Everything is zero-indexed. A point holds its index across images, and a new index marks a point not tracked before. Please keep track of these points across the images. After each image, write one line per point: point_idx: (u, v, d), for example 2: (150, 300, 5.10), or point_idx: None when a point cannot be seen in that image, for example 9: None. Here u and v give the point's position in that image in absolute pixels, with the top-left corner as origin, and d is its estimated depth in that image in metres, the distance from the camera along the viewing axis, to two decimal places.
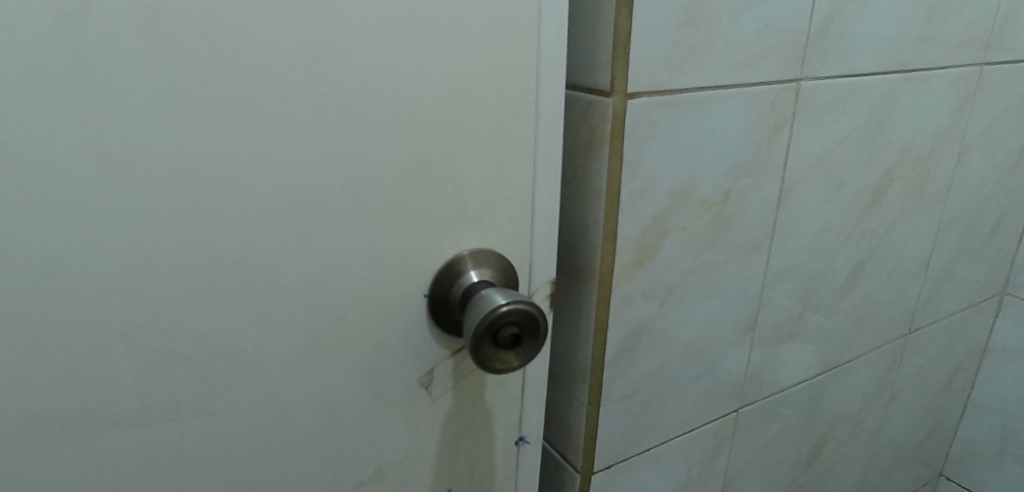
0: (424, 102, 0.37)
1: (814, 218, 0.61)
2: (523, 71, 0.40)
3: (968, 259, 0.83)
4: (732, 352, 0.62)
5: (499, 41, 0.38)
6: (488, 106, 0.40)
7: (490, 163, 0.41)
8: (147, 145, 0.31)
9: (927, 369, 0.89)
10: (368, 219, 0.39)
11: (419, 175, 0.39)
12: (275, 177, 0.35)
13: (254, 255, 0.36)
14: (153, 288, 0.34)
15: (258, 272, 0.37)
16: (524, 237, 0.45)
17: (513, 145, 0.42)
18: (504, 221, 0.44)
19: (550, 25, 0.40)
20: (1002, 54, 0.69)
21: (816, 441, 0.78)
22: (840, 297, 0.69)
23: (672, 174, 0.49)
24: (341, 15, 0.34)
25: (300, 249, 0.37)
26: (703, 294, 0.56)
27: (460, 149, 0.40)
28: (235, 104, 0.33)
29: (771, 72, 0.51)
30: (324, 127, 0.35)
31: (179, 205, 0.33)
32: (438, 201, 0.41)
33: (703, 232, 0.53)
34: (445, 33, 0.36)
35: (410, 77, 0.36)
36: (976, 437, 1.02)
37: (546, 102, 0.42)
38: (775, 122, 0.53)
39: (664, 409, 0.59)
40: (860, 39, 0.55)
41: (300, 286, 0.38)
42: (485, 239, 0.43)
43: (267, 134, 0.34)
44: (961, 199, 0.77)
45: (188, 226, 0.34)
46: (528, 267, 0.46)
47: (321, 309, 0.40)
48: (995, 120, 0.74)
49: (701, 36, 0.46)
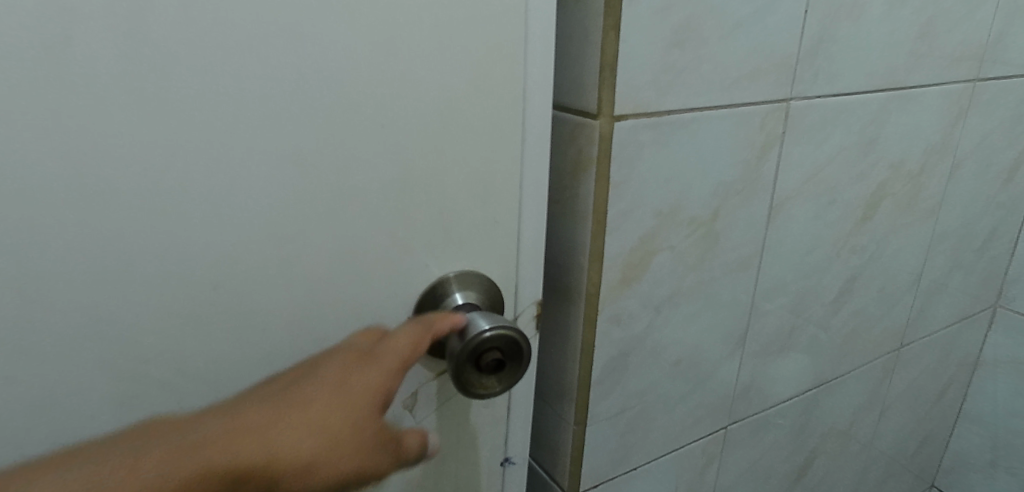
0: (407, 127, 0.37)
1: (804, 236, 0.61)
2: (510, 95, 0.40)
3: (960, 272, 0.83)
4: (721, 369, 0.61)
5: (485, 64, 0.38)
6: (473, 130, 0.39)
7: (475, 186, 0.41)
8: (126, 174, 0.31)
9: (918, 382, 0.89)
10: (351, 243, 0.38)
11: (403, 199, 0.39)
12: (255, 203, 0.35)
13: (234, 281, 0.36)
14: (130, 315, 0.34)
15: (237, 297, 0.36)
16: (510, 258, 0.45)
17: (497, 168, 0.41)
18: (490, 243, 0.44)
19: (537, 49, 0.39)
20: (994, 70, 0.69)
21: (807, 455, 0.78)
22: (831, 313, 0.69)
23: (659, 194, 0.49)
24: (323, 41, 0.33)
25: (280, 275, 0.37)
26: (691, 313, 0.56)
27: (444, 173, 0.39)
28: (215, 133, 0.32)
29: (760, 92, 0.51)
30: (304, 154, 0.35)
31: (159, 232, 0.33)
32: (422, 225, 0.40)
33: (691, 252, 0.53)
34: (428, 58, 0.36)
35: (393, 102, 0.36)
36: (967, 449, 1.02)
37: (533, 125, 0.42)
38: (765, 141, 0.53)
39: (652, 427, 0.59)
40: (851, 58, 0.55)
41: (283, 310, 0.38)
42: (470, 261, 0.43)
43: (247, 160, 0.34)
44: (953, 214, 0.77)
45: (167, 254, 0.34)
46: (514, 288, 0.46)
47: (304, 333, 0.39)
48: (987, 135, 0.74)
49: (689, 57, 0.45)
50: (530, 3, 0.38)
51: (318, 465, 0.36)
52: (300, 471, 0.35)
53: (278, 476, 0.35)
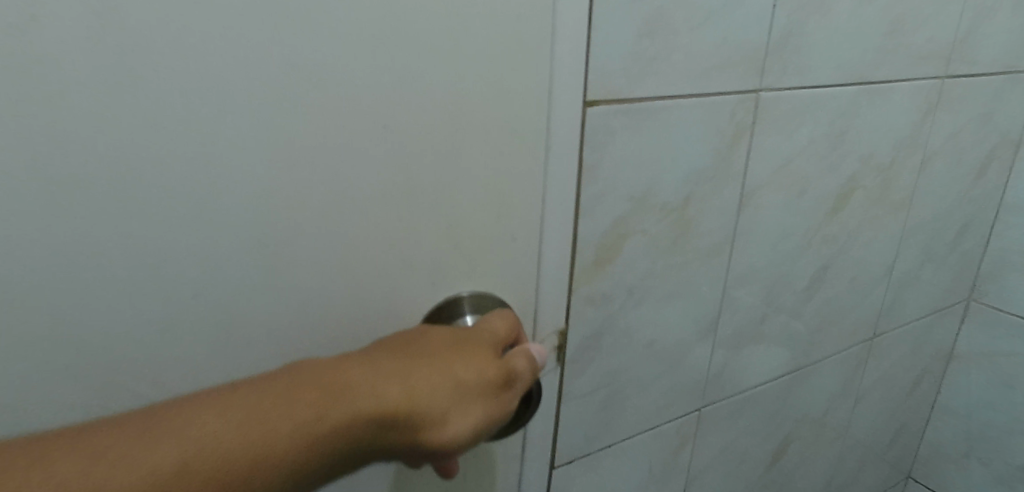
0: (410, 123, 0.38)
1: (775, 224, 0.63)
2: (529, 100, 0.42)
3: (932, 265, 0.86)
4: (693, 353, 0.64)
5: (503, 70, 0.40)
6: (484, 135, 0.41)
7: (485, 194, 0.43)
8: (108, 156, 0.31)
9: (892, 372, 0.91)
10: (350, 241, 0.39)
11: (403, 197, 0.40)
12: (258, 197, 0.35)
13: (222, 283, 0.35)
14: (110, 305, 0.33)
15: (226, 300, 0.36)
16: (521, 264, 0.47)
17: (511, 177, 0.43)
18: (499, 254, 0.46)
19: (562, 52, 0.42)
20: (963, 68, 0.72)
21: (781, 441, 0.80)
22: (802, 301, 0.71)
23: (632, 180, 0.51)
24: (349, 32, 0.34)
25: (275, 277, 0.37)
26: (663, 296, 0.58)
27: (454, 182, 0.41)
28: (214, 117, 0.32)
29: (730, 83, 0.53)
30: (312, 148, 0.35)
31: (149, 222, 0.32)
32: (429, 230, 0.42)
33: (663, 237, 0.55)
34: (440, 53, 0.37)
35: (410, 105, 0.37)
36: (942, 440, 1.04)
37: (554, 131, 0.44)
38: (735, 131, 0.55)
39: (626, 406, 0.61)
40: (819, 53, 0.57)
41: (276, 316, 0.38)
42: (480, 269, 0.45)
43: (250, 148, 0.34)
44: (925, 207, 0.79)
45: (158, 242, 0.33)
46: (532, 312, 0.50)
47: (288, 337, 0.39)
48: (957, 131, 0.76)
49: (659, 48, 0.47)
50: (556, 11, 0.41)
51: (457, 411, 0.36)
52: (440, 416, 0.36)
53: (413, 423, 0.35)
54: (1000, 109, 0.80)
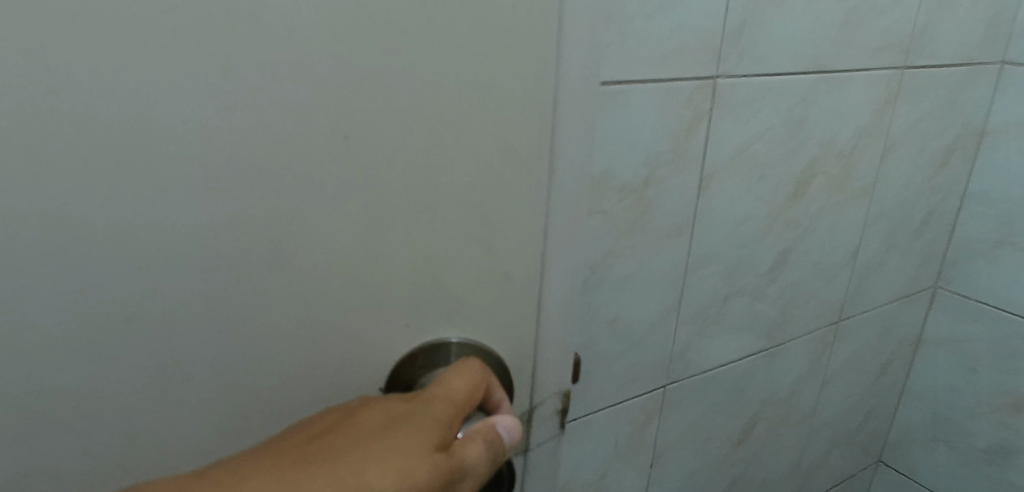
0: (381, 144, 0.34)
1: (736, 208, 0.66)
2: (531, 110, 0.38)
3: (897, 252, 0.88)
4: (656, 331, 0.66)
5: (503, 72, 0.36)
6: (478, 143, 0.37)
7: (474, 211, 0.38)
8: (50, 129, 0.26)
9: (859, 356, 0.94)
10: (322, 276, 0.35)
11: (382, 229, 0.35)
12: (219, 190, 0.30)
13: (172, 293, 0.31)
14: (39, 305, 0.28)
15: (172, 312, 0.31)
16: (517, 295, 0.44)
17: (508, 195, 0.40)
18: (489, 284, 0.42)
19: (569, 59, 0.40)
20: (922, 59, 0.74)
21: (747, 420, 0.83)
22: (766, 283, 0.73)
23: (591, 162, 0.53)
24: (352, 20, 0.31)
25: (235, 291, 0.32)
26: (625, 274, 0.61)
27: (440, 194, 0.37)
28: (172, 93, 0.28)
29: (687, 70, 0.55)
30: (283, 137, 0.31)
31: (90, 207, 0.28)
32: (408, 248, 0.37)
33: (624, 217, 0.58)
34: (426, 64, 0.33)
35: (395, 101, 0.33)
36: (911, 425, 1.07)
37: (558, 148, 0.41)
38: (693, 117, 0.57)
39: (590, 381, 0.63)
40: (776, 42, 0.60)
41: (228, 338, 0.33)
42: (470, 300, 0.41)
43: (211, 132, 0.29)
44: (888, 194, 0.81)
45: (105, 235, 0.29)
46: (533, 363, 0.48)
47: (239, 376, 0.34)
48: (918, 120, 0.79)
49: (615, 35, 0.50)
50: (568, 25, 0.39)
51: None
52: None
53: None
54: (961, 101, 0.83)
